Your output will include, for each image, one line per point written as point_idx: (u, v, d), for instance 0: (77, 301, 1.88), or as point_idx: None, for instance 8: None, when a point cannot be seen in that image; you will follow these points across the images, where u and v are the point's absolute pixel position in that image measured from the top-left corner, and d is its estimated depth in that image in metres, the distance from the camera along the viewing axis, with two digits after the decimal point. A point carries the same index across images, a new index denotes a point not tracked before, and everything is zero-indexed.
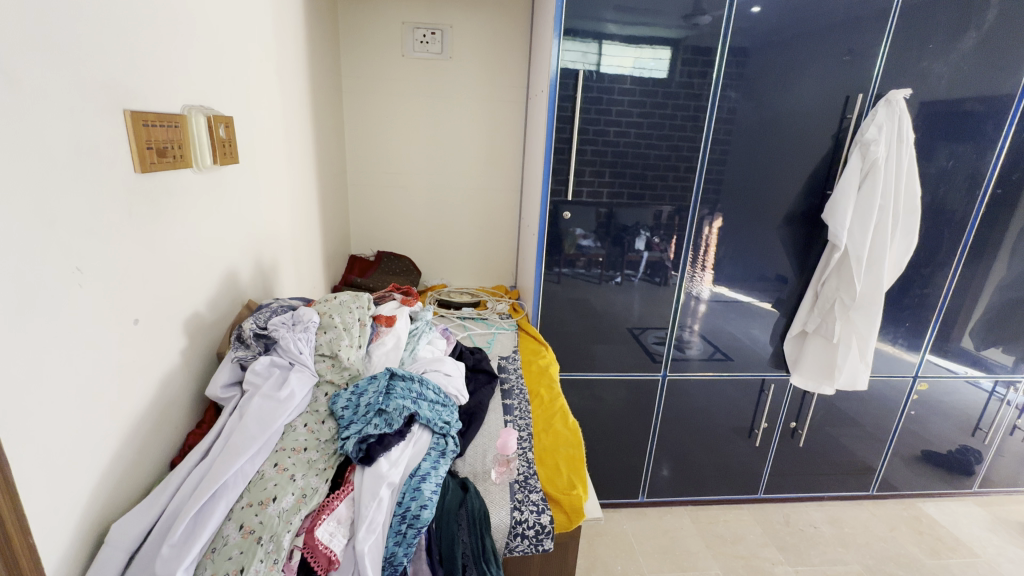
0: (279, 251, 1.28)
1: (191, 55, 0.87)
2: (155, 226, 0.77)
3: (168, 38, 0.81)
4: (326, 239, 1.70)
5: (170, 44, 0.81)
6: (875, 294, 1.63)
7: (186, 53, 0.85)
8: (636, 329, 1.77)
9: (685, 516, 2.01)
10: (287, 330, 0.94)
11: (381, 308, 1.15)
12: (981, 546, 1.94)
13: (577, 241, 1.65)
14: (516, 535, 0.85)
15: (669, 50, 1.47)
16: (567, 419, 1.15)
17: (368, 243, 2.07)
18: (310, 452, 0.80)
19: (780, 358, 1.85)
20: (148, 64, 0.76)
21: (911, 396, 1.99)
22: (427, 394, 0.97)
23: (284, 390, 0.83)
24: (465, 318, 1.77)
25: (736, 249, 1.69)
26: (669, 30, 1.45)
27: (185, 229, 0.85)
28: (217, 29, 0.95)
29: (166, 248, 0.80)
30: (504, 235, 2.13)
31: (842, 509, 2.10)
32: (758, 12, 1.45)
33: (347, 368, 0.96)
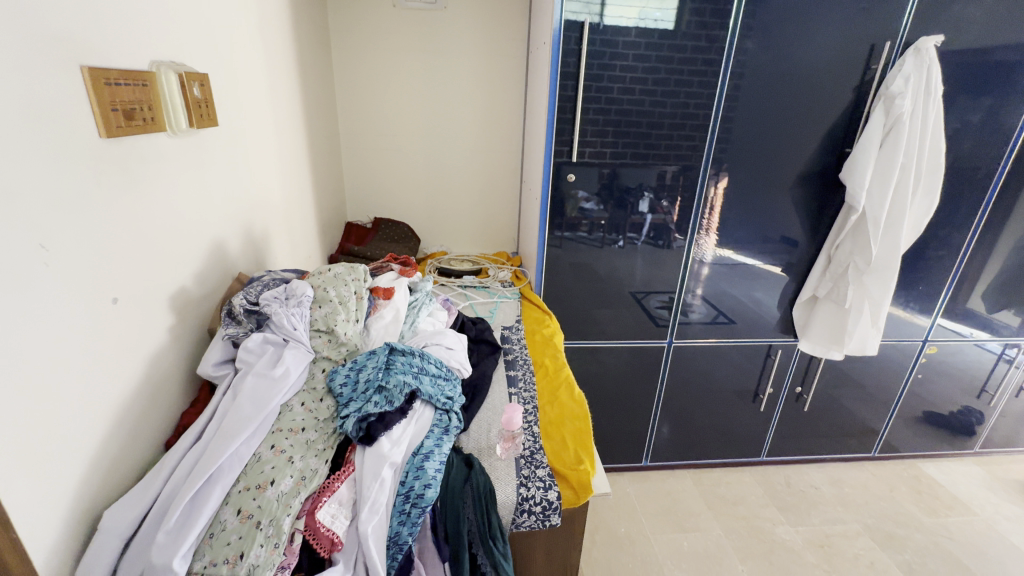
0: (269, 221, 1.22)
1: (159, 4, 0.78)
2: (130, 197, 0.71)
3: None
4: (320, 206, 1.63)
5: None
6: (891, 258, 1.56)
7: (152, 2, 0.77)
8: (638, 293, 1.73)
9: (687, 479, 2.03)
10: (280, 305, 0.90)
11: (378, 280, 1.10)
12: (979, 504, 1.96)
13: (579, 204, 1.58)
14: (523, 511, 0.83)
15: None
16: (573, 390, 1.12)
17: (364, 209, 2.00)
18: (308, 432, 0.77)
19: (788, 323, 1.82)
20: (111, 15, 0.68)
21: (919, 359, 1.97)
22: (428, 367, 0.94)
23: (278, 368, 0.80)
24: (466, 287, 1.72)
25: (747, 212, 1.62)
26: None
27: (164, 200, 0.79)
28: None
29: (143, 221, 0.74)
30: (504, 199, 2.05)
31: (843, 470, 2.12)
32: None
33: (344, 343, 0.91)
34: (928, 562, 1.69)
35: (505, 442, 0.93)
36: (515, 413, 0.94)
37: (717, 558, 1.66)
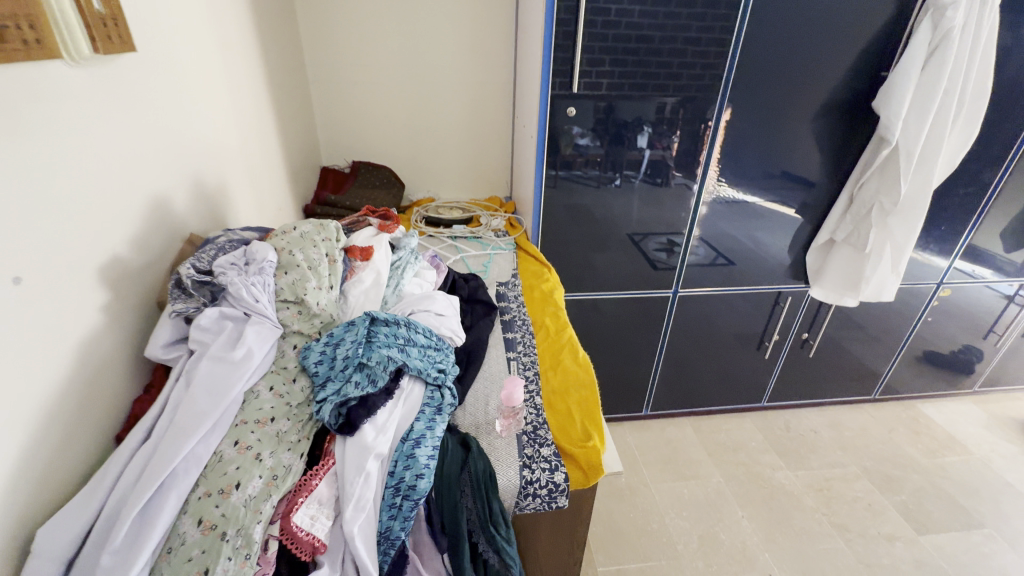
0: (225, 170, 1.06)
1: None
2: (23, 147, 0.56)
3: None
4: (288, 150, 1.45)
5: None
6: (920, 197, 1.43)
7: None
8: (636, 235, 1.60)
9: (687, 427, 2.00)
10: (237, 273, 0.76)
11: (354, 238, 0.95)
12: (975, 444, 1.98)
13: (574, 141, 1.41)
14: (527, 495, 0.75)
15: None
16: (577, 353, 1.03)
17: (340, 152, 1.80)
18: (278, 422, 0.67)
19: (800, 269, 1.71)
20: None
21: (931, 302, 1.90)
22: (415, 338, 0.83)
23: (238, 350, 0.68)
24: (457, 238, 1.58)
25: (764, 149, 1.47)
26: None
27: (74, 153, 0.63)
28: None
29: (47, 178, 0.59)
30: (494, 138, 1.86)
31: (842, 413, 2.11)
32: None
33: (317, 316, 0.79)
34: (924, 502, 1.71)
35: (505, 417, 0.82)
36: (516, 389, 0.79)
37: (718, 506, 1.66)
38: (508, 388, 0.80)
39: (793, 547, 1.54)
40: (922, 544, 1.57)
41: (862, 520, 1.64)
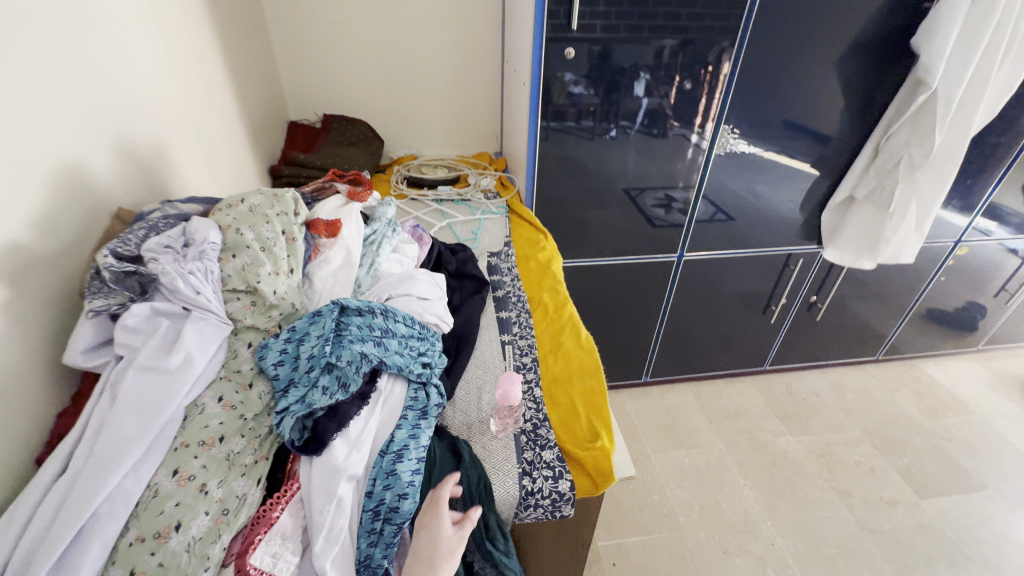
0: (164, 128, 0.89)
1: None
2: None
3: None
4: (246, 102, 1.26)
5: None
6: (956, 148, 1.30)
7: None
8: (632, 190, 1.45)
9: (688, 393, 1.95)
10: (172, 259, 0.63)
11: (318, 209, 0.81)
12: (978, 403, 1.95)
13: (567, 89, 1.23)
14: (527, 506, 0.66)
15: None
16: (579, 334, 0.92)
17: (308, 104, 1.60)
18: (229, 442, 0.56)
19: (814, 229, 1.60)
20: None
21: (947, 261, 1.82)
22: (395, 328, 0.71)
23: (174, 356, 0.56)
24: (443, 200, 1.43)
25: (785, 95, 1.31)
26: None
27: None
28: None
29: None
30: (482, 86, 1.67)
31: (845, 375, 2.06)
32: None
33: (275, 307, 0.67)
34: (926, 465, 1.69)
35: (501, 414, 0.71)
36: (514, 388, 0.68)
37: (719, 474, 1.63)
38: (504, 387, 0.68)
39: (796, 515, 1.51)
40: (923, 508, 1.55)
41: (863, 485, 1.61)
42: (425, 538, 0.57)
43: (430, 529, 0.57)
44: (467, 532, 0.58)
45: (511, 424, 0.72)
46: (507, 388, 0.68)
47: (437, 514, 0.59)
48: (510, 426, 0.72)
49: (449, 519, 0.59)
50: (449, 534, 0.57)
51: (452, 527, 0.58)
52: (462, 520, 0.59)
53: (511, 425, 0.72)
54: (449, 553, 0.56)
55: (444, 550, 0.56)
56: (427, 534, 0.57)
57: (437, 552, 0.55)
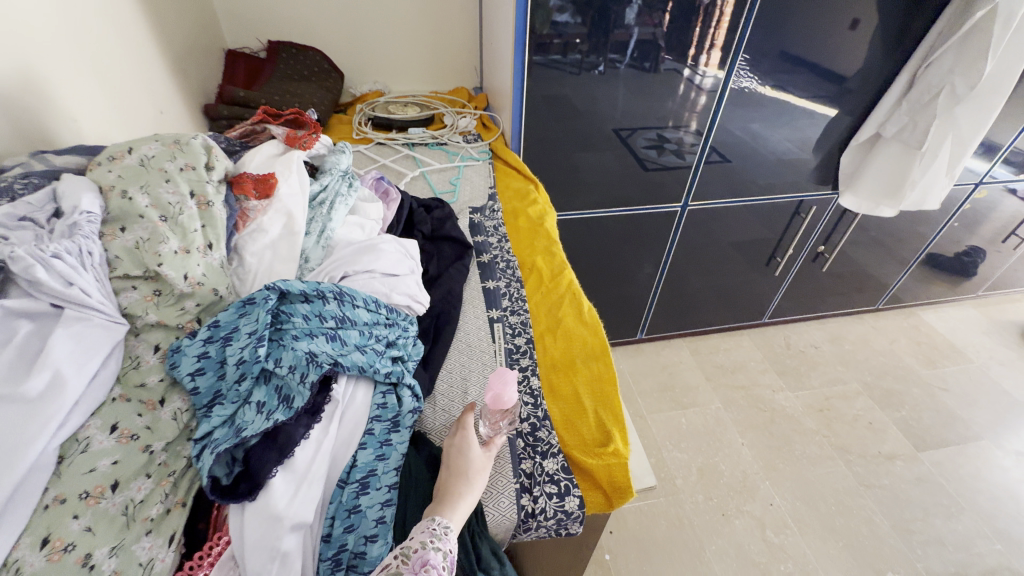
0: (36, 55, 0.67)
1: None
2: None
3: None
4: (163, 25, 1.02)
5: None
6: (1004, 79, 1.15)
7: None
8: (623, 131, 1.26)
9: (684, 349, 1.86)
10: (32, 237, 0.45)
11: (245, 160, 0.62)
12: (975, 351, 1.92)
13: (551, 17, 1.02)
14: (526, 530, 0.54)
15: None
16: (582, 306, 0.78)
17: (249, 30, 1.34)
18: (127, 489, 0.41)
19: (830, 172, 1.45)
20: None
21: (963, 206, 1.72)
22: (356, 316, 0.55)
23: (36, 376, 0.40)
24: (415, 145, 1.23)
25: (817, 16, 1.11)
26: None
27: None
28: None
29: None
30: (457, 7, 1.41)
31: (843, 325, 1.99)
32: None
33: (189, 297, 0.50)
34: (923, 417, 1.66)
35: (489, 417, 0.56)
36: (508, 389, 0.52)
37: (716, 434, 1.57)
38: (494, 387, 0.53)
39: (795, 473, 1.48)
40: (921, 461, 1.53)
41: (861, 439, 1.58)
42: (455, 452, 0.51)
43: (459, 445, 0.52)
44: (497, 450, 0.53)
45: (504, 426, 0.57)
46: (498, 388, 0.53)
47: (465, 429, 0.53)
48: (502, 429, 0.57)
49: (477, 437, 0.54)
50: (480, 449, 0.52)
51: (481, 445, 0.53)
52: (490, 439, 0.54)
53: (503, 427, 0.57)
54: (481, 468, 0.50)
55: (477, 464, 0.50)
56: (456, 450, 0.52)
57: (468, 466, 0.50)
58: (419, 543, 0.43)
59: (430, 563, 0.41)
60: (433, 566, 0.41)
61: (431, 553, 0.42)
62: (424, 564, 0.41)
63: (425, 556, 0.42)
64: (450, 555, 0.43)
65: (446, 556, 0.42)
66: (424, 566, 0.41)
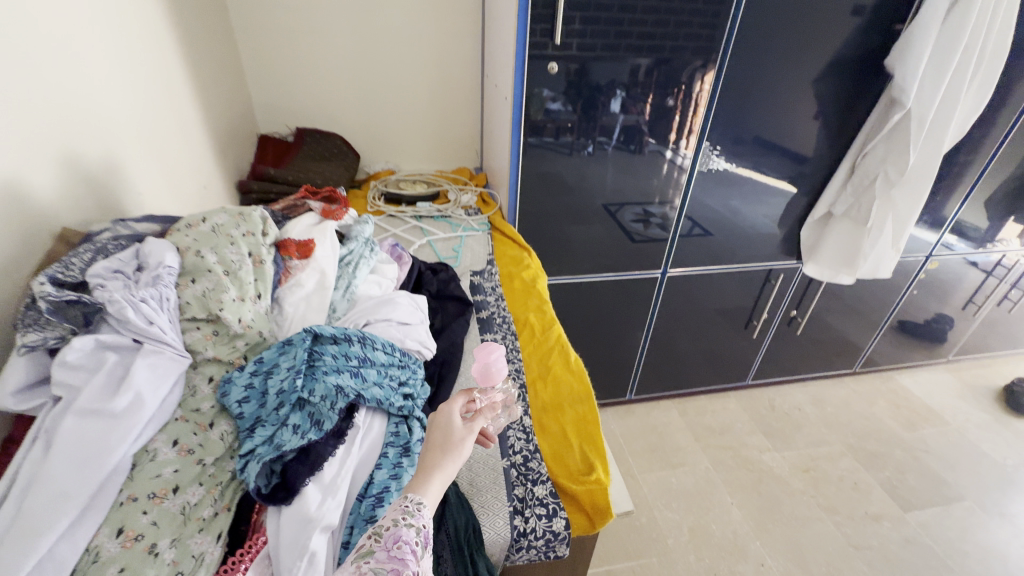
0: (117, 142, 0.82)
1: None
2: None
3: None
4: (212, 115, 1.20)
5: None
6: (927, 166, 1.34)
7: None
8: (612, 206, 1.43)
9: (672, 410, 1.93)
10: (123, 285, 0.57)
11: (289, 228, 0.75)
12: (952, 413, 1.99)
13: (545, 105, 1.21)
14: (519, 549, 0.61)
15: None
16: (568, 356, 0.88)
17: (279, 118, 1.55)
18: (183, 492, 0.49)
19: (793, 244, 1.61)
20: None
21: (918, 275, 1.85)
22: (374, 356, 0.65)
23: (120, 399, 0.49)
24: (422, 217, 1.39)
25: (767, 112, 1.31)
26: None
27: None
28: None
29: None
30: (461, 100, 1.64)
31: (825, 388, 2.08)
32: None
33: (240, 336, 0.61)
34: (907, 478, 1.70)
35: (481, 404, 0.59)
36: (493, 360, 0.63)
37: (707, 495, 1.60)
38: (481, 359, 0.63)
39: (784, 533, 1.50)
40: (907, 522, 1.55)
41: (848, 500, 1.61)
42: (438, 430, 0.52)
43: (440, 422, 0.52)
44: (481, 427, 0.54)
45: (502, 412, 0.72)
46: (486, 359, 0.63)
47: (447, 408, 0.54)
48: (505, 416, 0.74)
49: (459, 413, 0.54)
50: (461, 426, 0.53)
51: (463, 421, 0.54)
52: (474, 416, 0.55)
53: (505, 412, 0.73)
54: (460, 443, 0.51)
55: (455, 439, 0.51)
56: (436, 428, 0.52)
57: (446, 441, 0.50)
58: (391, 521, 0.43)
59: (402, 539, 0.41)
60: (404, 542, 0.41)
61: (403, 530, 0.42)
62: (397, 541, 0.41)
63: (398, 532, 0.42)
64: (423, 531, 0.43)
65: (420, 531, 0.43)
66: (396, 542, 0.41)
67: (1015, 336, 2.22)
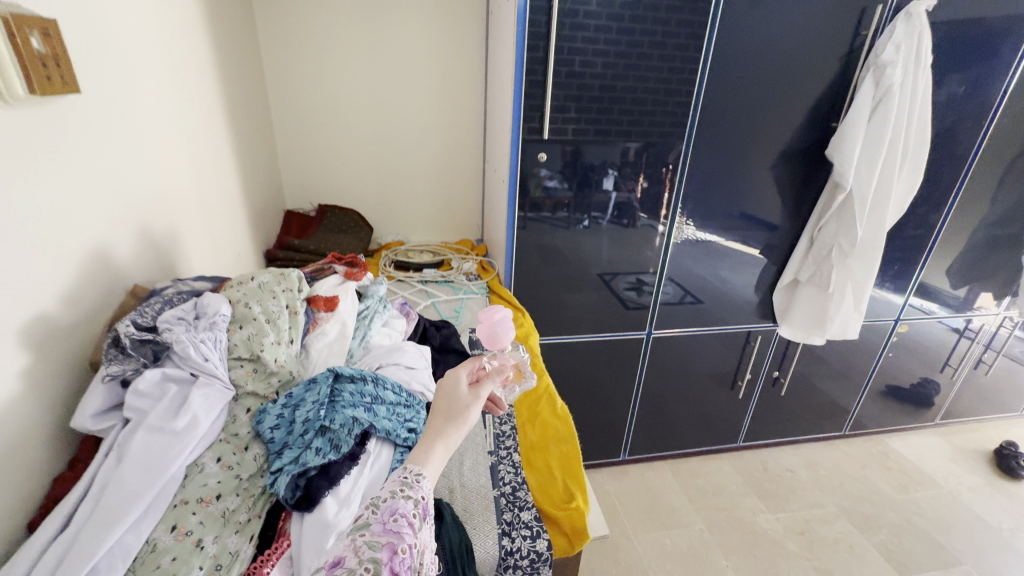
0: (178, 216, 0.99)
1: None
2: None
3: None
4: (249, 194, 1.39)
5: None
6: (875, 238, 1.51)
7: None
8: (606, 275, 1.58)
9: (666, 472, 1.96)
10: (185, 329, 0.70)
11: (318, 286, 0.90)
12: (944, 477, 2.01)
13: (543, 183, 1.40)
14: (506, 568, 0.68)
15: None
16: (555, 403, 0.98)
17: (304, 196, 1.76)
18: (225, 500, 0.59)
19: (767, 309, 1.75)
20: None
21: (891, 338, 1.95)
22: (384, 395, 0.76)
23: (180, 419, 0.60)
24: (427, 282, 1.54)
25: (730, 192, 1.51)
26: None
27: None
28: None
29: None
30: (464, 181, 1.86)
31: (816, 451, 2.11)
32: None
33: (274, 374, 0.73)
34: (902, 542, 1.70)
35: (492, 358, 0.74)
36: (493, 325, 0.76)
37: (702, 557, 1.60)
38: (486, 318, 0.76)
39: None
40: None
41: (843, 563, 1.61)
42: (445, 399, 0.60)
43: (447, 393, 0.61)
44: (483, 396, 0.62)
45: (512, 385, 0.75)
46: (490, 317, 0.76)
47: (453, 380, 0.63)
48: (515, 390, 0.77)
49: (465, 381, 0.63)
50: (467, 393, 0.61)
51: (468, 389, 0.63)
52: (479, 383, 0.64)
53: (515, 386, 0.76)
54: (464, 412, 0.59)
55: (460, 407, 0.59)
56: (444, 398, 0.61)
57: (451, 410, 0.59)
58: (389, 494, 0.49)
59: (398, 510, 0.47)
60: (401, 512, 0.47)
61: (400, 502, 0.48)
62: (393, 514, 0.47)
63: (394, 505, 0.48)
64: (419, 502, 0.49)
65: (417, 503, 0.49)
66: (393, 513, 0.47)
67: (999, 400, 2.28)
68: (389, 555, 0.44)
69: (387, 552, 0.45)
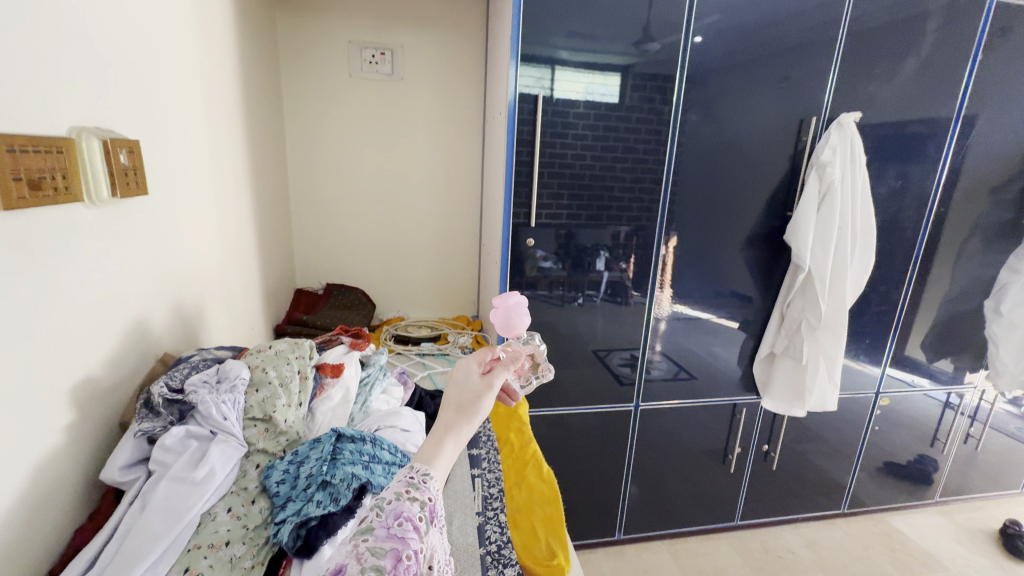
0: (205, 293, 1.12)
1: (84, 37, 0.70)
2: (41, 280, 0.62)
3: (75, 60, 0.68)
4: (265, 274, 1.53)
5: (70, 59, 0.67)
6: (839, 313, 1.64)
7: (97, 77, 0.73)
8: (600, 351, 1.68)
9: (663, 553, 1.91)
10: (209, 391, 0.79)
11: (327, 355, 1.01)
12: (950, 558, 1.96)
13: (538, 263, 1.54)
14: None
15: (618, 76, 1.42)
16: (541, 467, 1.04)
17: (313, 276, 1.90)
18: (232, 546, 0.65)
19: (750, 381, 1.83)
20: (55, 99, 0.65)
21: (875, 410, 2.00)
22: (381, 454, 0.83)
23: (200, 470, 0.68)
24: (425, 355, 1.63)
25: (702, 272, 1.66)
26: (615, 58, 1.40)
27: (68, 262, 0.67)
28: (133, 52, 0.82)
29: (55, 306, 0.65)
30: (462, 262, 2.03)
31: (816, 531, 2.07)
32: (701, 42, 1.42)
33: (283, 433, 0.81)
34: None
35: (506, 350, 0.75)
36: (506, 313, 0.76)
37: None
38: (499, 305, 0.77)
39: None
40: None
41: None
42: (456, 390, 0.63)
43: (458, 384, 0.63)
44: (496, 384, 0.64)
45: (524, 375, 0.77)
46: (504, 303, 0.77)
47: (464, 371, 0.64)
48: (530, 380, 0.78)
49: (478, 370, 0.65)
50: (478, 382, 0.63)
51: (481, 377, 0.65)
52: (492, 371, 0.66)
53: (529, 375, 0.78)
54: (475, 404, 0.61)
55: (471, 400, 0.61)
56: (455, 392, 0.63)
57: (462, 403, 0.61)
58: (394, 496, 0.53)
59: (403, 514, 0.51)
60: (404, 517, 0.51)
61: (404, 506, 0.52)
62: (397, 517, 0.51)
63: (400, 508, 0.51)
64: (426, 505, 0.53)
65: (422, 505, 0.52)
66: (397, 516, 0.51)
67: (998, 477, 2.26)
68: (393, 562, 0.48)
69: (390, 559, 0.48)
